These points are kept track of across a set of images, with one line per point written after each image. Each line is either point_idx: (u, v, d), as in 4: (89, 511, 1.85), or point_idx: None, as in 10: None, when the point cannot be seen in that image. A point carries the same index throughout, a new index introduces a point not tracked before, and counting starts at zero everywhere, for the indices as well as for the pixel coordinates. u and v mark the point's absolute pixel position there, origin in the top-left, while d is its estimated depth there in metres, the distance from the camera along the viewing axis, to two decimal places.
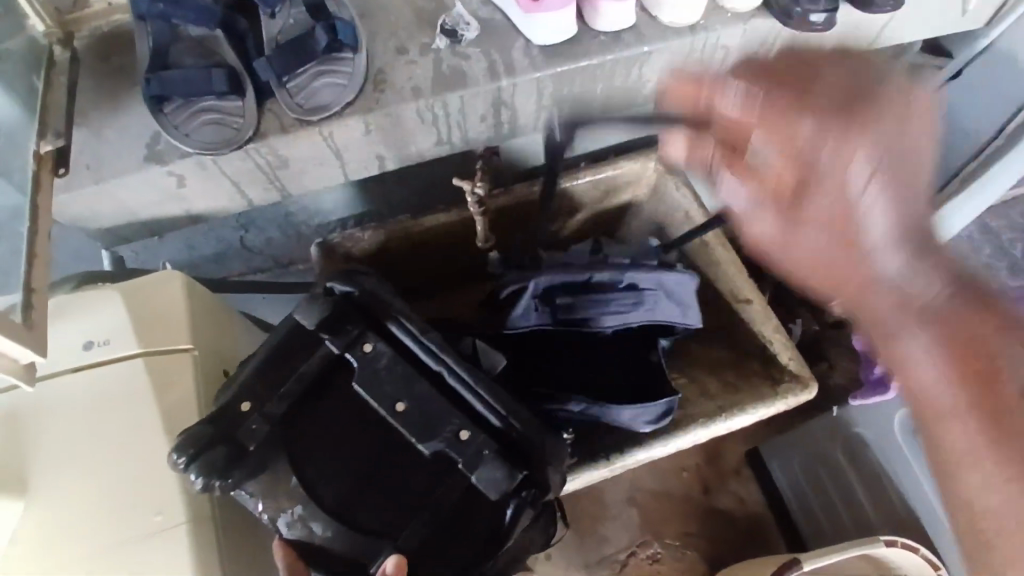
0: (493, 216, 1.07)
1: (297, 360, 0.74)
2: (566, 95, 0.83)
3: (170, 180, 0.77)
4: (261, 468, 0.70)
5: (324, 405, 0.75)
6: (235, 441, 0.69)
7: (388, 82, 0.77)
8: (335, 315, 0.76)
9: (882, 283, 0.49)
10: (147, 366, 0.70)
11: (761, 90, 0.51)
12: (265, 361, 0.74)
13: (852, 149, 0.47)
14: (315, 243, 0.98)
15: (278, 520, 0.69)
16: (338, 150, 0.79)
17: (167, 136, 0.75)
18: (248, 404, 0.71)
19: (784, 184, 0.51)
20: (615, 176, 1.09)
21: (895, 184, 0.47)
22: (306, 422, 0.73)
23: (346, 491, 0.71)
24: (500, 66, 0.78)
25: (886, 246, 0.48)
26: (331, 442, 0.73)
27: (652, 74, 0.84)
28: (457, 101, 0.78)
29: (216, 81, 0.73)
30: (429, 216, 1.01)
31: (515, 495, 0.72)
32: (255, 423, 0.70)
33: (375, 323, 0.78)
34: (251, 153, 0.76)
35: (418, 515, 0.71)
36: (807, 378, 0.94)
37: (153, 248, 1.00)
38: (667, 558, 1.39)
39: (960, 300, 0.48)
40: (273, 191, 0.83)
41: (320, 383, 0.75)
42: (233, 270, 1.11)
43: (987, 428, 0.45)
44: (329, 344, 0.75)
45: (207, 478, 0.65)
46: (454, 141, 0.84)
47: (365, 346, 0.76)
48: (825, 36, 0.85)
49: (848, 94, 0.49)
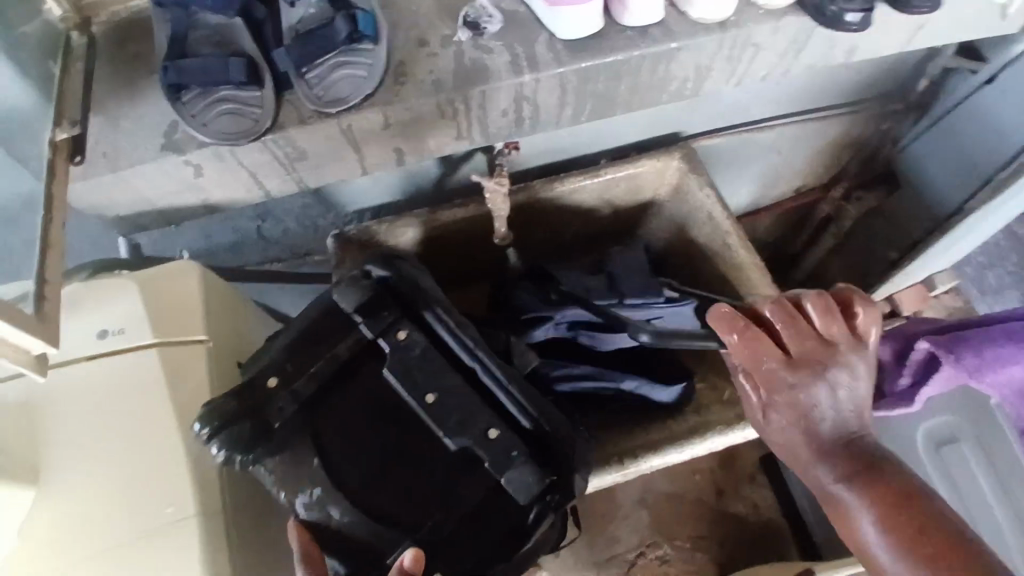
0: (512, 211, 1.06)
1: (331, 342, 0.74)
2: (590, 91, 0.81)
3: (187, 170, 0.77)
4: (284, 446, 0.70)
5: (350, 388, 0.74)
6: (261, 416, 0.69)
7: (408, 74, 0.76)
8: (372, 301, 0.76)
9: (822, 461, 0.75)
10: (162, 357, 0.70)
11: (745, 327, 0.77)
12: (294, 341, 0.74)
13: (798, 386, 0.74)
14: (332, 234, 0.97)
15: (295, 501, 0.69)
16: (357, 143, 0.78)
17: (185, 124, 0.75)
18: (276, 381, 0.71)
19: (762, 385, 0.77)
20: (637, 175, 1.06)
21: (828, 402, 0.75)
22: (332, 405, 0.73)
23: (369, 477, 0.70)
24: (523, 60, 0.76)
25: (824, 448, 0.75)
26: (356, 427, 0.72)
27: (678, 71, 0.82)
28: (478, 96, 0.76)
29: (233, 70, 0.72)
30: (447, 211, 1.00)
31: (540, 500, 0.71)
32: (283, 401, 0.71)
33: (408, 312, 0.78)
34: (269, 144, 0.75)
35: (439, 508, 0.70)
36: None
37: (170, 236, 1.00)
38: (676, 559, 1.36)
39: (874, 472, 0.72)
40: (291, 183, 0.82)
41: (347, 368, 0.74)
42: (249, 260, 1.11)
43: (910, 560, 0.66)
44: (362, 328, 0.75)
45: (230, 453, 0.66)
46: (474, 136, 0.83)
47: (399, 333, 0.75)
48: (859, 36, 0.82)
49: (798, 355, 0.75)
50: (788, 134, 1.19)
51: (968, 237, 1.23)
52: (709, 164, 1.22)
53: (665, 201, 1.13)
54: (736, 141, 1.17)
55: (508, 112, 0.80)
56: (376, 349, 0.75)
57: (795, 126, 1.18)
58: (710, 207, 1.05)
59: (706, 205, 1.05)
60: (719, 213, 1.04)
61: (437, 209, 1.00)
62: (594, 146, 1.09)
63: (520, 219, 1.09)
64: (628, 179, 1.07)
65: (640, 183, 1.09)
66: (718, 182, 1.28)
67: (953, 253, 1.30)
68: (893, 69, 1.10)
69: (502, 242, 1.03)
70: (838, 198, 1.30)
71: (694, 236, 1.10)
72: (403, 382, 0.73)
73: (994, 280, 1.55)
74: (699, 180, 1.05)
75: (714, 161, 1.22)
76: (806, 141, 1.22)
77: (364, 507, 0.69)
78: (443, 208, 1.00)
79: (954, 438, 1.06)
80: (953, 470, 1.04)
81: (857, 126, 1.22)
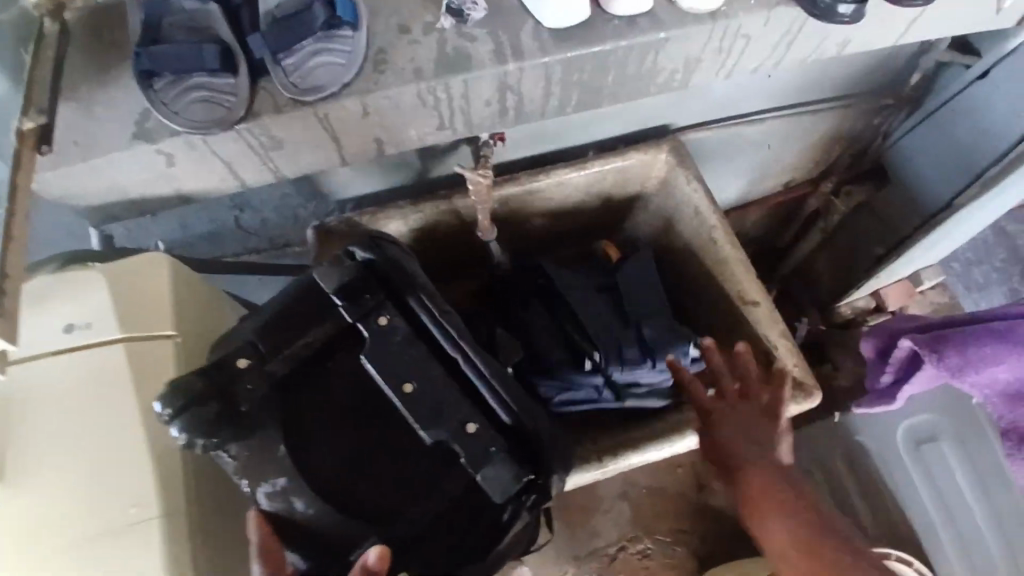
0: (498, 204, 1.04)
1: (308, 328, 0.71)
2: (576, 82, 0.79)
3: (159, 159, 0.74)
4: (251, 433, 0.66)
5: (326, 371, 0.72)
6: (229, 397, 0.65)
7: (388, 62, 0.73)
8: (355, 283, 0.74)
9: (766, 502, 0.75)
10: (128, 352, 0.68)
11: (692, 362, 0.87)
12: (268, 322, 0.71)
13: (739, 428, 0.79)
14: (311, 225, 0.95)
15: (257, 491, 0.66)
16: (335, 133, 0.75)
17: (156, 112, 0.72)
18: (248, 361, 0.68)
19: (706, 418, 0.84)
20: (624, 168, 1.05)
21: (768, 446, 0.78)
22: (306, 389, 0.71)
23: (341, 467, 0.68)
24: (507, 49, 0.74)
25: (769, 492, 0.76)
26: (331, 416, 0.71)
27: (667, 62, 0.80)
28: (460, 85, 0.74)
29: (206, 57, 0.70)
30: (430, 204, 0.98)
31: (514, 500, 0.70)
32: (252, 381, 0.67)
33: (392, 298, 0.77)
34: (243, 134, 0.72)
35: (413, 502, 0.68)
36: (810, 385, 0.92)
37: (146, 227, 0.97)
38: (655, 554, 1.38)
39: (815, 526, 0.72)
40: (266, 172, 0.80)
41: (326, 349, 0.73)
42: (227, 251, 1.08)
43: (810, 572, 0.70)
44: (341, 311, 0.73)
45: (190, 436, 0.62)
46: (456, 127, 0.81)
47: (381, 319, 0.73)
48: (851, 29, 0.81)
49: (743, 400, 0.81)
50: (778, 128, 1.18)
51: (954, 232, 1.22)
52: (697, 157, 1.20)
53: (653, 195, 1.12)
54: (726, 134, 1.15)
55: (492, 101, 0.78)
56: (355, 334, 0.73)
57: (786, 120, 1.16)
58: (698, 201, 1.03)
59: (694, 199, 1.04)
60: (707, 208, 1.02)
61: (420, 202, 0.98)
62: (582, 138, 1.08)
63: (504, 213, 1.06)
64: (616, 172, 1.05)
65: (628, 176, 1.07)
66: (707, 175, 1.27)
67: (941, 248, 1.29)
68: (885, 63, 1.08)
69: (484, 236, 1.00)
70: (828, 193, 1.31)
71: (682, 230, 1.09)
72: (381, 372, 0.71)
73: (980, 276, 1.55)
74: (687, 173, 1.03)
75: (703, 154, 1.20)
76: (796, 134, 1.21)
77: (332, 501, 0.67)
78: (425, 201, 0.98)
79: (934, 437, 1.05)
80: (933, 469, 1.04)
81: (847, 120, 1.21)
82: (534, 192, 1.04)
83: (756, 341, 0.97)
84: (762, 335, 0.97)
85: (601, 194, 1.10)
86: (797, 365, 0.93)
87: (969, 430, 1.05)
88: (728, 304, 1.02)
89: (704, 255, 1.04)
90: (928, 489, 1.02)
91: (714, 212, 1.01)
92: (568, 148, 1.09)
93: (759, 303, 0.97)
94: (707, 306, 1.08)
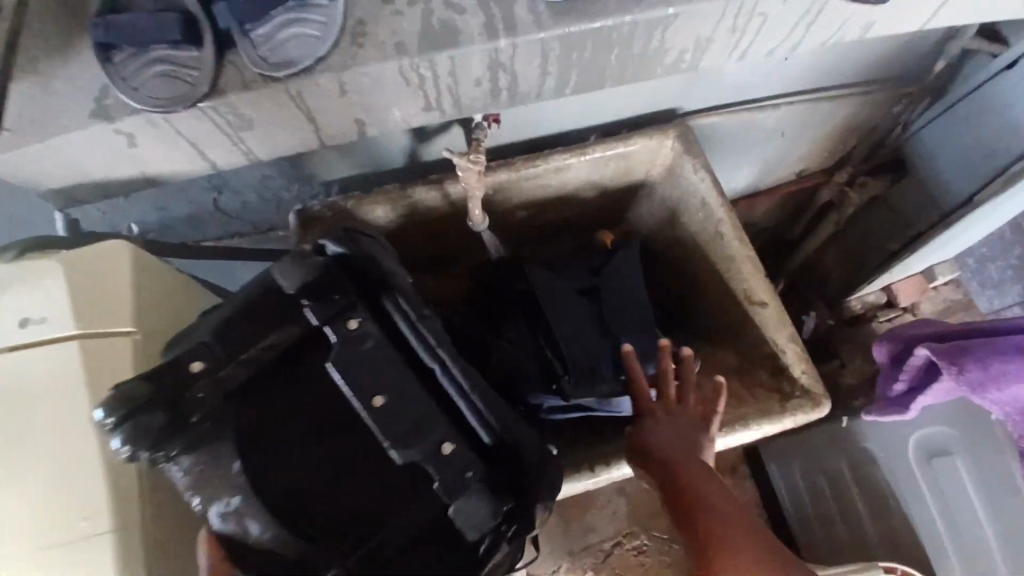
0: (492, 191, 0.98)
1: (269, 329, 0.66)
2: (575, 61, 0.72)
3: (119, 139, 0.68)
4: (205, 443, 0.62)
5: (283, 381, 0.67)
6: (178, 406, 0.61)
7: (368, 35, 0.66)
8: (323, 281, 0.68)
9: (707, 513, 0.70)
10: (83, 350, 0.63)
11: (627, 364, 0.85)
12: (227, 319, 0.66)
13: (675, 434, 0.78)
14: (293, 210, 0.89)
15: (210, 509, 0.61)
16: (310, 113, 0.69)
17: (115, 89, 0.66)
18: (201, 365, 0.63)
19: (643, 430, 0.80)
20: (627, 153, 0.98)
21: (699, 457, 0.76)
22: (262, 399, 0.66)
23: (299, 489, 0.63)
24: (499, 22, 0.67)
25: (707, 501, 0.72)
26: (288, 429, 0.66)
27: (675, 41, 0.73)
28: (447, 62, 0.67)
29: (167, 28, 0.63)
30: (419, 188, 0.91)
31: (493, 531, 0.62)
32: (203, 390, 0.62)
33: (366, 297, 0.71)
34: (208, 112, 0.66)
35: (379, 529, 0.62)
36: (819, 395, 0.86)
37: (120, 209, 0.91)
38: (653, 551, 1.28)
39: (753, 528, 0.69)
40: (238, 154, 0.74)
41: (286, 357, 0.68)
42: (207, 234, 1.03)
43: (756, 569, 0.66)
44: (309, 313, 0.67)
45: (135, 448, 0.58)
46: (444, 107, 0.74)
47: (351, 322, 0.66)
48: (881, 7, 0.73)
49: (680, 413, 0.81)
50: (794, 114, 1.11)
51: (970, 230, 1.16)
52: (704, 144, 1.13)
53: (658, 183, 1.05)
54: (736, 119, 1.08)
55: (482, 81, 0.71)
56: (321, 339, 0.68)
57: (802, 106, 1.09)
58: (705, 192, 0.97)
59: (701, 190, 0.97)
60: (714, 200, 0.96)
61: (409, 187, 0.92)
62: (583, 121, 1.01)
63: (498, 201, 1.00)
64: (618, 159, 0.99)
65: (631, 163, 1.01)
66: (716, 161, 1.20)
67: (961, 242, 1.21)
68: (911, 48, 1.01)
69: (474, 226, 0.94)
70: (842, 183, 1.24)
71: (686, 221, 1.03)
72: (349, 379, 0.64)
73: None
74: (694, 162, 0.96)
75: (710, 140, 1.13)
76: (812, 121, 1.14)
77: (292, 518, 0.62)
78: (414, 186, 0.91)
79: (947, 450, 1.02)
80: (942, 484, 1.01)
81: (868, 107, 1.13)
82: (530, 179, 0.97)
83: (763, 343, 0.92)
84: (768, 337, 0.91)
85: (602, 181, 1.04)
86: (806, 372, 0.87)
87: (983, 441, 1.00)
88: (734, 302, 0.96)
89: (710, 249, 0.98)
90: (933, 499, 1.01)
91: (721, 204, 0.95)
92: (569, 132, 1.02)
93: (768, 303, 0.91)
94: (712, 302, 1.02)
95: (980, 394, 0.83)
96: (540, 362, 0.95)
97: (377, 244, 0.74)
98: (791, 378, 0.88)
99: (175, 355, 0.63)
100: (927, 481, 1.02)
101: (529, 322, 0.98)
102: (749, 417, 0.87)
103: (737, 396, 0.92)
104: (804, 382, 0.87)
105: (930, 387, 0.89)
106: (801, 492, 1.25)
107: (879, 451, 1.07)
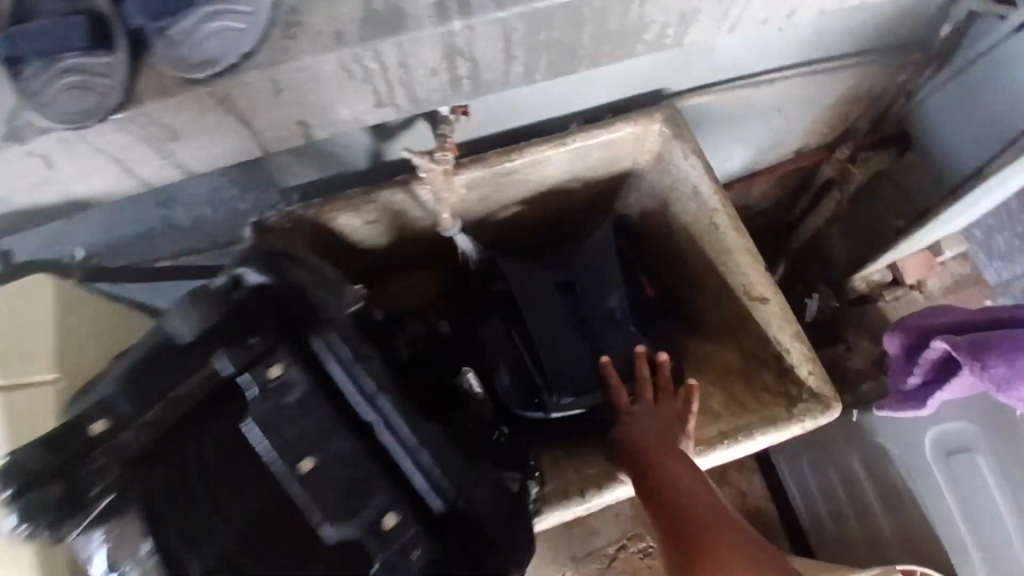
0: (465, 189, 0.89)
1: (179, 380, 0.59)
2: (542, 43, 0.64)
3: (33, 162, 0.60)
4: (117, 512, 0.54)
5: (198, 433, 0.60)
6: (76, 477, 0.53)
7: (302, 23, 0.58)
8: (240, 321, 0.62)
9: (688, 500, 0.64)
10: (18, 396, 0.71)
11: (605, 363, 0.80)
12: (133, 372, 0.58)
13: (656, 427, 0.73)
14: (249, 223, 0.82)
15: None
16: (244, 118, 0.61)
17: (25, 108, 0.57)
18: (105, 426, 0.56)
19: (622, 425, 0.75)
20: (610, 141, 0.90)
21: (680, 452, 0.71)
22: (176, 451, 0.59)
23: (216, 560, 0.56)
24: (452, 3, 0.59)
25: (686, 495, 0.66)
26: (207, 495, 0.58)
27: (654, 15, 0.65)
28: (393, 50, 0.59)
29: (75, 31, 0.54)
30: (384, 192, 0.83)
31: None
32: (102, 459, 0.54)
33: (290, 334, 0.64)
34: (127, 124, 0.58)
35: None
36: (830, 397, 0.78)
37: (64, 233, 0.81)
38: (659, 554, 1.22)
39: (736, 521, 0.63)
40: (171, 168, 0.66)
41: (200, 406, 0.61)
42: (164, 253, 0.92)
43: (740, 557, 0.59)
44: (222, 361, 0.60)
45: (31, 526, 0.51)
46: (398, 102, 0.66)
47: (272, 369, 0.60)
48: None
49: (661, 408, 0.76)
50: (790, 90, 1.02)
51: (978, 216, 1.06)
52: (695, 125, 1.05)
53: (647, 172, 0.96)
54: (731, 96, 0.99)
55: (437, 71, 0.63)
56: (233, 387, 0.62)
57: (798, 81, 1.00)
58: (697, 179, 0.89)
59: (692, 177, 0.89)
60: (707, 187, 0.88)
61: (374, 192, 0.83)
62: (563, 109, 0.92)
63: (472, 200, 0.92)
64: (600, 149, 0.91)
65: (615, 151, 0.92)
66: (707, 144, 1.12)
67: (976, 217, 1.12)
68: (915, 11, 0.92)
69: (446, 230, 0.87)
70: (844, 159, 1.14)
71: (678, 211, 0.95)
72: (272, 440, 0.58)
73: None
74: (684, 147, 0.88)
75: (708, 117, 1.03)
76: (810, 97, 1.05)
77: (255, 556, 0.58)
78: (378, 190, 0.83)
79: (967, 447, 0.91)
80: (961, 480, 0.91)
81: (870, 78, 1.05)
82: (507, 175, 0.90)
83: (766, 342, 0.84)
84: (770, 335, 0.84)
85: (586, 172, 0.96)
86: (813, 373, 0.80)
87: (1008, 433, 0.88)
88: (733, 298, 0.89)
89: (705, 241, 0.91)
90: (952, 496, 0.91)
91: (714, 192, 0.87)
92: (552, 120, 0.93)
93: (769, 299, 0.83)
94: (711, 299, 0.94)
95: (1003, 393, 0.74)
96: (517, 375, 0.87)
97: (305, 270, 0.67)
98: (796, 379, 0.81)
99: (85, 407, 0.57)
100: (946, 482, 0.92)
101: (503, 325, 0.90)
102: (753, 425, 0.79)
103: (739, 402, 0.85)
104: (812, 385, 0.79)
105: (951, 381, 0.82)
106: (811, 488, 1.19)
107: (894, 447, 0.99)
